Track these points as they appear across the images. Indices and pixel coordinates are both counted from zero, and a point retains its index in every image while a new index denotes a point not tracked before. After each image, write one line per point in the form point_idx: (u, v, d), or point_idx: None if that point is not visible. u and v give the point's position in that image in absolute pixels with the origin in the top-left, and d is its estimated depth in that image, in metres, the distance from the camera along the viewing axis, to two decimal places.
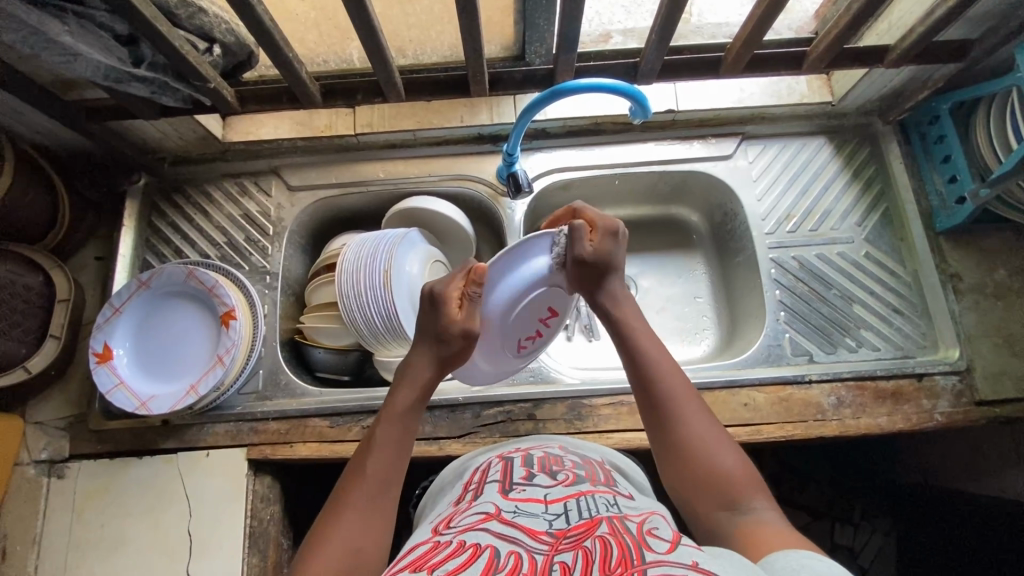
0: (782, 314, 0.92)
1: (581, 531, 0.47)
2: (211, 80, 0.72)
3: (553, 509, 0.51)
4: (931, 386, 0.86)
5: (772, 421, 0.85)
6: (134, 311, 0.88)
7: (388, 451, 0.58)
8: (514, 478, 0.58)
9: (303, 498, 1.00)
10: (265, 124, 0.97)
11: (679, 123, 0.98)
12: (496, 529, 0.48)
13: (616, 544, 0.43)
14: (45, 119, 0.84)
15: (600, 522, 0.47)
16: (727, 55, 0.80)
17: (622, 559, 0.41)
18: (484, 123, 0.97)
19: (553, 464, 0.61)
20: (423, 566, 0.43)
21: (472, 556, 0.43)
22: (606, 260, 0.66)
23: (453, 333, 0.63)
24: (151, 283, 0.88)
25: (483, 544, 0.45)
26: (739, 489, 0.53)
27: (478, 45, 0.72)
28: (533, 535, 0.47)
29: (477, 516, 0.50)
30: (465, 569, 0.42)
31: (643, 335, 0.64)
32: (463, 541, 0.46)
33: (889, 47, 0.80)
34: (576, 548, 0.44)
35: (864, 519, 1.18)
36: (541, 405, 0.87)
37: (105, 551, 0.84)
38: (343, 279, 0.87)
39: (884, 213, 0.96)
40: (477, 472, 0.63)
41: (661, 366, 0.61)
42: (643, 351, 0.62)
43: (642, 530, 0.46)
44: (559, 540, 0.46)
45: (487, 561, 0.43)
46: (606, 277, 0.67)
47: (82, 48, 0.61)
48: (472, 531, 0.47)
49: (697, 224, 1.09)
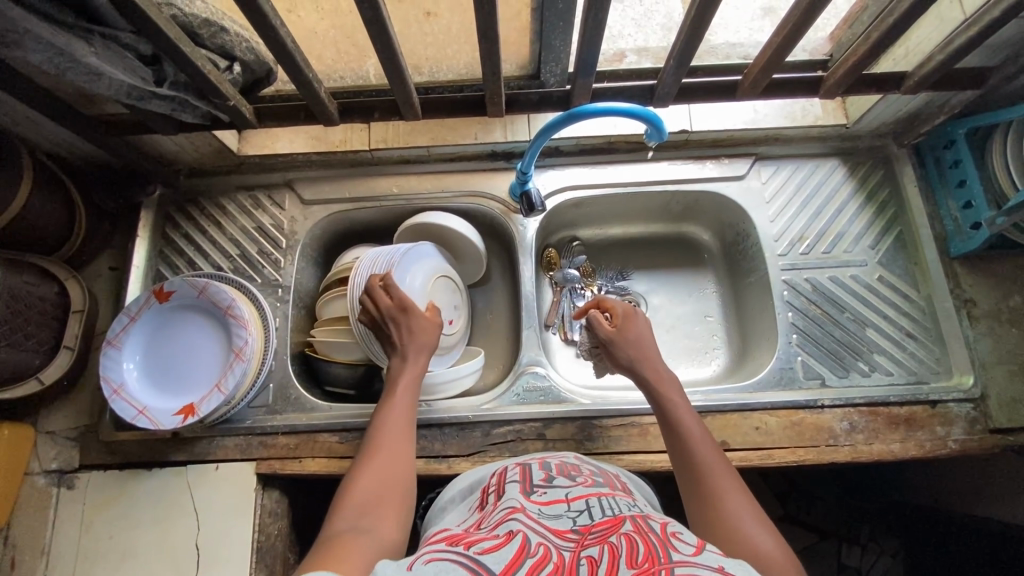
0: (795, 337, 0.91)
1: (605, 527, 0.47)
2: (231, 97, 0.73)
3: (575, 507, 0.51)
4: (945, 413, 0.85)
5: (784, 446, 0.84)
6: (161, 318, 0.90)
7: (400, 420, 0.68)
8: (534, 480, 0.58)
9: (309, 512, 1.00)
10: (280, 138, 0.98)
11: (692, 143, 0.98)
12: (525, 520, 0.48)
13: (642, 541, 0.44)
14: (65, 132, 0.85)
15: (624, 521, 0.48)
16: (744, 79, 0.80)
17: (649, 555, 0.41)
18: (497, 140, 0.97)
19: (570, 470, 0.61)
20: (460, 542, 0.45)
21: (505, 540, 0.44)
22: (631, 337, 0.76)
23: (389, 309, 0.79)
24: (183, 296, 0.89)
25: (515, 531, 0.46)
26: (772, 564, 0.50)
27: (495, 66, 0.72)
28: (558, 532, 0.46)
29: (505, 510, 0.51)
30: (499, 548, 0.43)
31: (686, 412, 0.67)
32: (495, 530, 0.47)
33: (906, 74, 0.80)
34: (602, 542, 0.44)
35: (871, 540, 1.15)
36: (551, 425, 0.87)
37: (112, 563, 0.84)
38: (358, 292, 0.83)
39: (898, 236, 0.95)
40: (495, 476, 0.63)
41: (698, 443, 0.63)
42: (685, 428, 0.65)
43: (666, 531, 0.46)
44: (585, 536, 0.46)
45: (519, 546, 0.44)
46: (638, 353, 0.74)
47: (107, 67, 0.62)
48: (503, 522, 0.48)
49: (708, 243, 1.09)
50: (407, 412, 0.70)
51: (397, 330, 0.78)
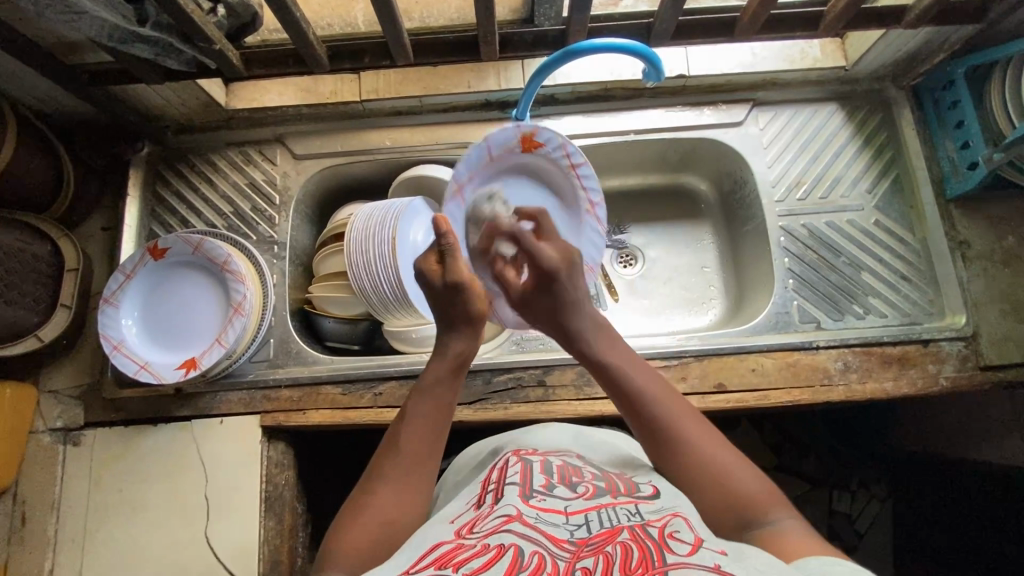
0: (791, 282, 0.92)
1: (602, 538, 0.47)
2: (216, 41, 0.70)
3: (575, 519, 0.50)
4: (937, 351, 0.87)
5: (780, 387, 0.86)
6: (172, 280, 0.89)
7: (433, 419, 0.60)
8: (535, 484, 0.57)
9: (314, 466, 1.02)
10: (269, 91, 0.95)
11: (689, 89, 0.96)
12: (519, 530, 0.48)
13: (637, 548, 0.44)
14: (47, 85, 0.82)
15: (621, 530, 0.47)
16: (742, 15, 0.78)
17: (643, 561, 0.43)
18: (491, 89, 0.95)
19: (572, 475, 0.59)
20: (449, 563, 0.44)
21: (495, 556, 0.44)
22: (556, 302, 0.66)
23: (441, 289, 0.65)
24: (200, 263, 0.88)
25: (506, 544, 0.45)
26: (755, 508, 0.53)
27: (489, 4, 0.70)
28: (555, 540, 0.47)
29: (501, 517, 0.50)
30: (489, 567, 0.43)
31: (638, 366, 0.63)
32: (487, 542, 0.46)
33: (908, 7, 0.78)
34: (598, 553, 0.44)
35: (861, 487, 1.19)
36: (551, 371, 0.88)
37: (122, 517, 0.85)
38: (512, 318, 0.83)
39: (894, 180, 0.95)
40: (495, 470, 0.63)
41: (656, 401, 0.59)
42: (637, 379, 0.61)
43: (662, 533, 0.47)
44: (581, 547, 0.46)
45: (511, 562, 0.44)
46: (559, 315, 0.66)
47: (87, 5, 0.60)
48: (495, 533, 0.47)
49: (705, 194, 1.09)
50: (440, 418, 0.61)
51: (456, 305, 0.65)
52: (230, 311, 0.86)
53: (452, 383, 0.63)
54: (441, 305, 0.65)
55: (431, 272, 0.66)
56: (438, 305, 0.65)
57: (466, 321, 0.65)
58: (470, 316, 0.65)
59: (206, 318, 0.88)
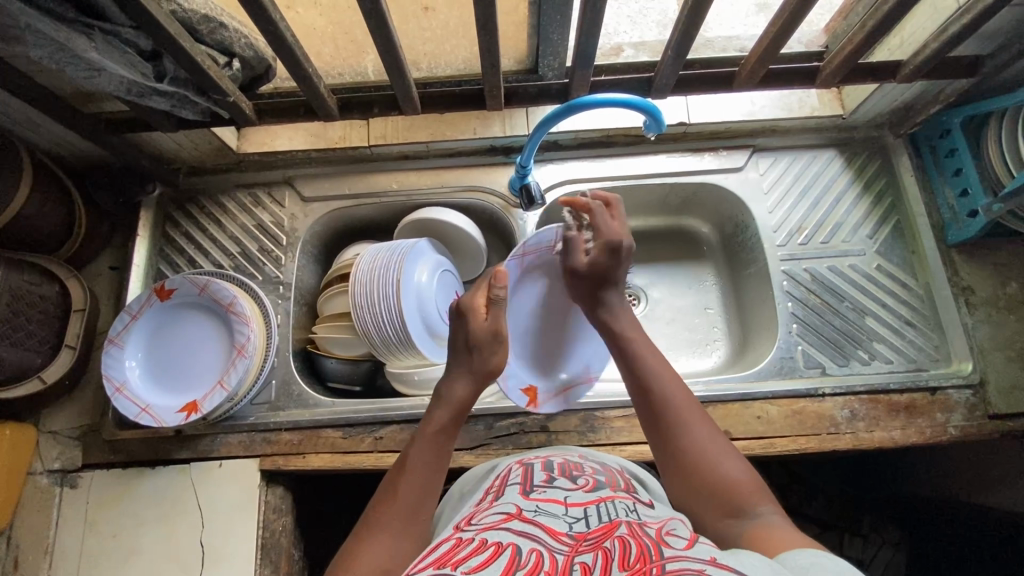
0: (794, 326, 0.92)
1: (600, 533, 0.45)
2: (230, 93, 0.73)
3: (574, 512, 0.50)
4: (945, 399, 0.86)
5: (785, 434, 0.85)
6: (164, 316, 0.90)
7: (432, 463, 0.59)
8: (534, 480, 0.56)
9: (311, 509, 1.00)
10: (280, 136, 0.98)
11: (690, 136, 0.98)
12: (517, 527, 0.46)
13: (635, 542, 0.43)
14: (64, 131, 0.85)
15: (618, 525, 0.47)
16: (741, 70, 0.80)
17: (641, 556, 0.41)
18: (496, 135, 0.97)
19: (573, 469, 0.60)
20: (448, 562, 0.42)
21: (494, 554, 0.42)
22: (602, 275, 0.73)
23: (485, 334, 0.68)
24: (200, 297, 0.89)
25: (505, 542, 0.44)
26: (745, 497, 0.52)
27: (494, 60, 0.72)
28: (553, 534, 0.46)
29: (499, 515, 0.49)
30: (487, 566, 0.41)
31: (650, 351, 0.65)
32: (485, 539, 0.45)
33: (902, 62, 0.81)
34: (597, 549, 0.43)
35: (872, 531, 1.10)
36: (554, 417, 0.87)
37: (116, 562, 0.83)
38: (510, 392, 0.85)
39: (895, 226, 0.96)
40: (497, 476, 0.61)
41: (665, 381, 0.61)
42: (642, 358, 0.64)
43: (660, 532, 0.46)
44: (580, 542, 0.45)
45: (510, 559, 0.42)
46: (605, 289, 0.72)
47: (106, 62, 0.62)
48: (494, 529, 0.46)
49: (707, 236, 1.10)
50: (435, 462, 0.59)
51: (482, 355, 0.67)
52: (233, 354, 0.86)
53: (451, 431, 0.63)
54: (477, 348, 0.67)
55: (477, 313, 0.69)
56: (467, 344, 0.68)
57: (484, 371, 0.67)
58: (489, 368, 0.67)
59: (206, 359, 0.88)
